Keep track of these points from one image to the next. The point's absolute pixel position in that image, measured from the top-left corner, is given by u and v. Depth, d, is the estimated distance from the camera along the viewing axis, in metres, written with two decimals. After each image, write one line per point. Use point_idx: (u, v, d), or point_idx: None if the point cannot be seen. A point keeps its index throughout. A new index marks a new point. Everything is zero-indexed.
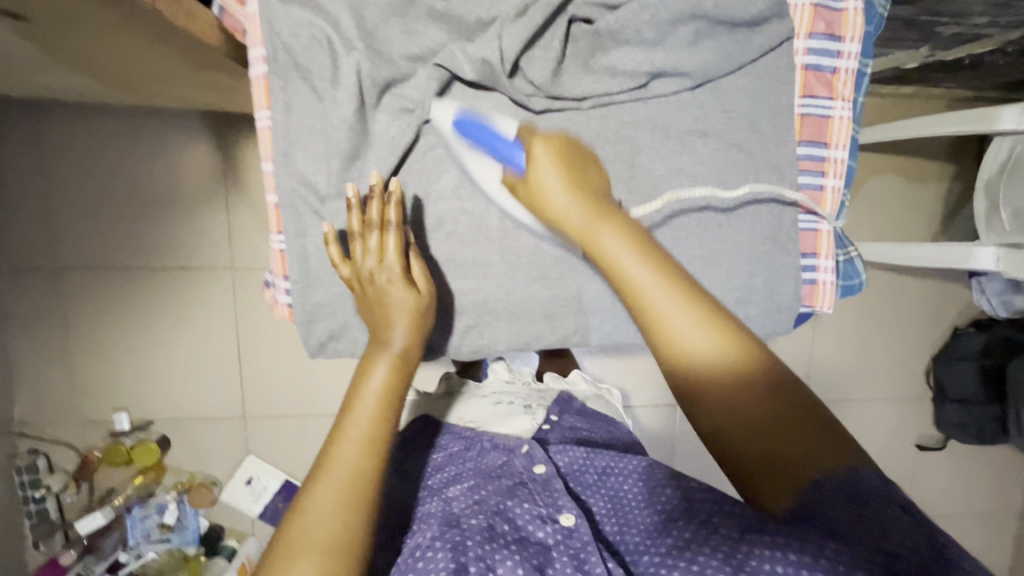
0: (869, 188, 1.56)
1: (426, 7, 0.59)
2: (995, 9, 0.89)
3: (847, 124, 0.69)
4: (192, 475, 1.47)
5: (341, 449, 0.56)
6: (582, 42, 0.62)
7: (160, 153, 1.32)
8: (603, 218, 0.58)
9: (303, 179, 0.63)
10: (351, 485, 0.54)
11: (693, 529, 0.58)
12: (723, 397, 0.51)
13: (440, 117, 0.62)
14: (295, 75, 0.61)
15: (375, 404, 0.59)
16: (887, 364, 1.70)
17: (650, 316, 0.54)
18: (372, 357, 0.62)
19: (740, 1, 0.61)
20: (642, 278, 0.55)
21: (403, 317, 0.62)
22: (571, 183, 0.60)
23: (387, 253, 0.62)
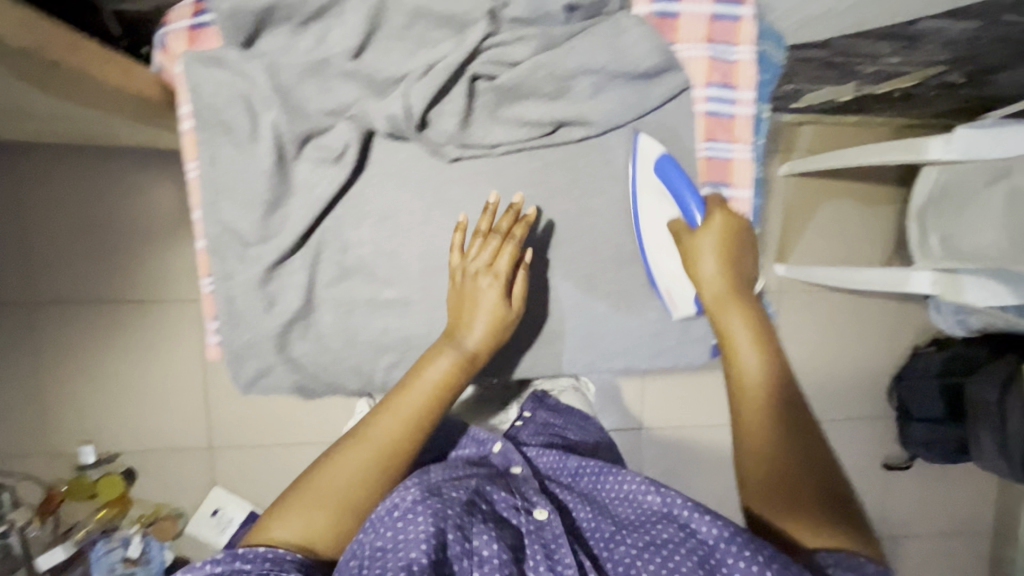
0: (822, 213, 1.61)
1: (340, 67, 0.63)
2: (904, 51, 0.94)
3: (749, 165, 0.73)
4: (158, 506, 1.47)
5: (382, 422, 0.61)
6: (486, 97, 0.66)
7: (131, 189, 1.36)
8: (734, 294, 0.65)
9: (229, 226, 0.67)
10: (384, 456, 0.60)
11: (671, 531, 0.56)
12: (744, 432, 0.60)
13: (645, 152, 0.69)
14: (220, 131, 0.65)
15: (426, 394, 0.63)
16: (852, 383, 1.71)
17: (738, 365, 0.63)
18: (442, 348, 0.66)
19: (634, 56, 0.65)
20: (749, 349, 0.63)
21: (483, 320, 0.66)
22: (726, 263, 0.66)
23: (496, 263, 0.66)
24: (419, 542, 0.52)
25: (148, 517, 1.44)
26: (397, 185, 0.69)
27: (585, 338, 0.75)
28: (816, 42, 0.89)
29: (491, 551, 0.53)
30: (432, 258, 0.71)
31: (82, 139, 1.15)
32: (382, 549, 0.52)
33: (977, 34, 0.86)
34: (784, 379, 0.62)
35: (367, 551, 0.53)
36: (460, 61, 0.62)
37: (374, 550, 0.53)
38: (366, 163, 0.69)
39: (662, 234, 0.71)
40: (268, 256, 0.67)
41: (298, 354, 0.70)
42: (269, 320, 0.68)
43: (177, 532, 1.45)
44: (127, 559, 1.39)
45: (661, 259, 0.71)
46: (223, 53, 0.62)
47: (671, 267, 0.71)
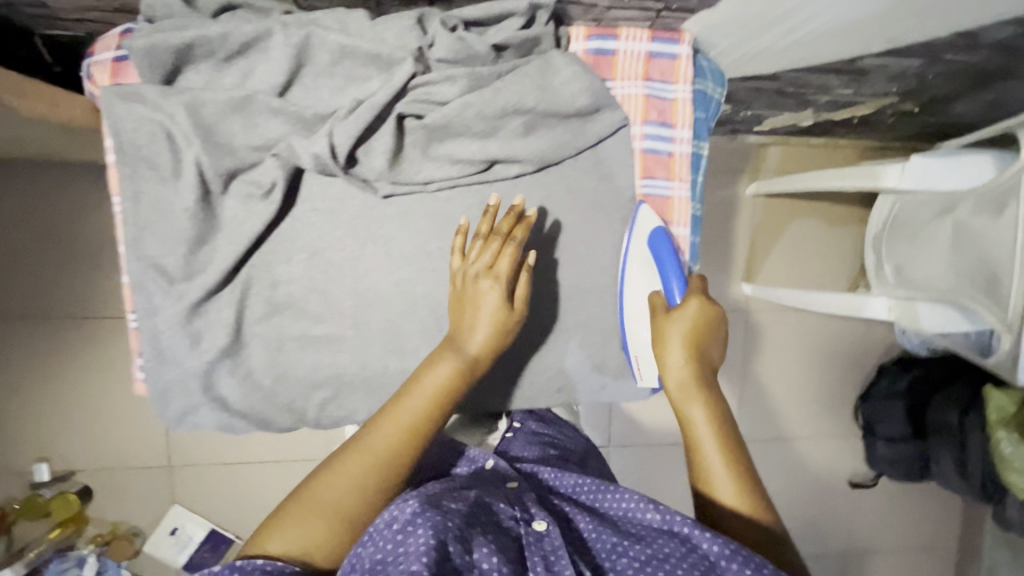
0: (790, 232, 1.61)
1: (265, 103, 0.62)
2: (854, 83, 0.94)
3: (687, 203, 0.73)
4: (114, 525, 1.42)
5: (382, 428, 0.57)
6: (416, 135, 0.65)
7: (83, 204, 1.32)
8: (693, 385, 0.59)
9: (154, 262, 0.65)
10: (380, 464, 0.56)
11: (672, 544, 0.52)
12: (695, 436, 0.58)
13: (643, 219, 0.71)
14: (142, 166, 0.63)
15: (430, 400, 0.59)
16: (821, 402, 1.72)
17: (701, 454, 0.57)
18: (443, 352, 0.63)
19: (566, 96, 0.65)
20: (712, 444, 0.57)
21: (486, 323, 0.63)
22: (694, 364, 0.60)
23: (497, 264, 0.64)
24: (418, 555, 0.46)
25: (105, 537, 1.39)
26: (327, 221, 0.68)
27: (524, 373, 0.75)
28: (763, 74, 0.89)
29: (491, 564, 0.48)
30: (364, 295, 0.70)
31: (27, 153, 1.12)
32: (381, 562, 0.47)
33: (922, 70, 0.86)
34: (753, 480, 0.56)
35: (365, 565, 0.47)
36: (385, 100, 0.61)
37: (373, 563, 0.47)
38: (295, 199, 0.68)
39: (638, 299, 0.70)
40: (192, 293, 0.65)
41: (225, 392, 0.69)
42: (193, 358, 0.67)
43: (135, 551, 1.40)
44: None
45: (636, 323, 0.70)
46: (142, 89, 0.60)
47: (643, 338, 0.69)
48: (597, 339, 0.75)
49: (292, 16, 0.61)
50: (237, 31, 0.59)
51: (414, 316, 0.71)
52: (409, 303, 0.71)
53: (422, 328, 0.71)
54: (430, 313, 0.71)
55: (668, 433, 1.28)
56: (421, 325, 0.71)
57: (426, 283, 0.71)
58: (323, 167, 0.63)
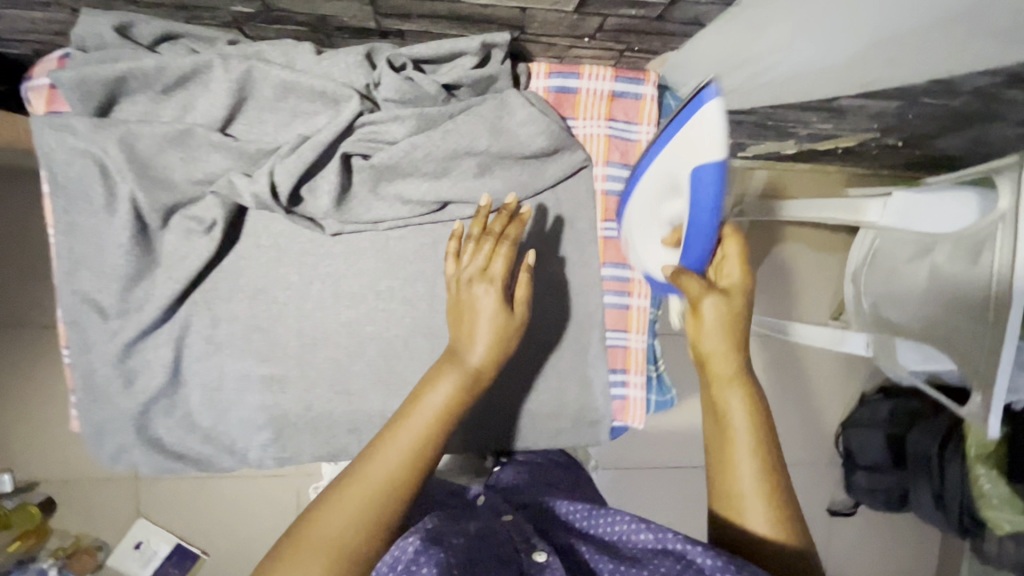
0: (776, 256, 1.59)
1: (205, 137, 0.59)
2: (833, 119, 0.91)
3: None
4: (78, 538, 1.17)
5: (382, 453, 0.47)
6: (363, 175, 0.62)
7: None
8: (734, 373, 0.53)
9: (88, 297, 0.62)
10: (381, 501, 0.45)
11: (666, 563, 0.45)
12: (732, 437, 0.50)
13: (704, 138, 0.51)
14: (75, 197, 0.60)
15: (435, 418, 0.50)
16: (809, 430, 1.65)
17: (732, 439, 0.50)
18: (443, 365, 0.54)
19: (520, 139, 0.63)
20: (746, 431, 0.50)
21: (487, 331, 0.55)
22: (726, 331, 0.54)
23: (493, 267, 0.58)
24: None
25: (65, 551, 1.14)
26: (272, 258, 0.65)
27: (478, 421, 0.71)
28: (738, 110, 0.87)
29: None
30: (310, 334, 0.67)
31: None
32: None
33: (902, 110, 0.84)
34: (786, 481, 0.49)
35: None
36: (330, 138, 0.59)
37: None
38: (239, 235, 0.65)
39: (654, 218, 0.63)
40: (126, 332, 0.63)
41: (160, 432, 0.66)
42: (126, 399, 0.64)
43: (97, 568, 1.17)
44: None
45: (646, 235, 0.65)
46: (73, 121, 0.58)
47: (639, 249, 0.67)
48: (553, 386, 0.72)
49: (236, 48, 0.59)
50: (172, 64, 0.56)
51: (362, 358, 0.69)
52: (358, 343, 0.68)
53: (370, 369, 0.69)
54: (379, 353, 0.69)
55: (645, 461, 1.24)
56: (369, 367, 0.69)
57: (375, 323, 0.68)
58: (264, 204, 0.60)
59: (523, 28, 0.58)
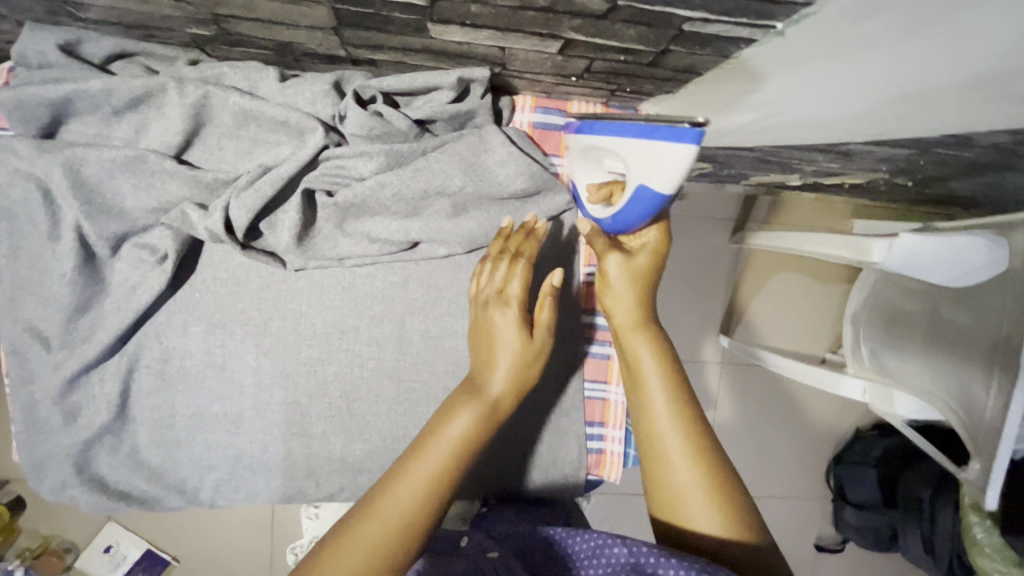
0: (775, 285, 1.54)
1: (157, 164, 0.55)
2: (839, 159, 0.86)
3: None
4: (47, 538, 1.12)
5: (397, 490, 0.43)
6: (327, 212, 0.58)
7: None
8: (641, 322, 0.55)
9: (31, 325, 0.59)
10: (393, 543, 0.41)
11: None
12: (649, 414, 0.51)
13: (655, 176, 0.44)
14: (16, 221, 0.56)
15: (452, 455, 0.45)
16: (800, 464, 1.61)
17: (640, 385, 0.53)
18: (461, 397, 0.49)
19: (499, 179, 0.59)
20: (651, 374, 0.53)
21: (510, 360, 0.50)
22: (638, 286, 0.56)
23: (510, 288, 0.54)
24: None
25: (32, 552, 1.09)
26: (230, 291, 0.61)
27: None
28: (740, 146, 0.82)
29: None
30: (268, 373, 0.63)
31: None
32: None
33: (913, 156, 0.79)
34: (695, 419, 0.51)
35: None
36: (292, 172, 0.55)
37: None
38: (194, 266, 0.61)
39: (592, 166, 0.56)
40: (70, 365, 0.59)
41: (105, 469, 0.63)
42: (68, 435, 0.61)
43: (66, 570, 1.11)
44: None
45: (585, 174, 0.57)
46: (14, 142, 0.54)
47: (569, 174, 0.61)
48: (524, 440, 0.67)
49: (195, 69, 0.54)
50: (123, 87, 0.52)
51: (322, 401, 0.65)
52: (319, 383, 0.64)
53: (330, 412, 0.65)
54: (341, 396, 0.65)
55: (628, 493, 1.21)
56: (330, 410, 0.65)
57: (338, 363, 0.64)
58: (220, 238, 0.56)
59: (505, 64, 0.53)
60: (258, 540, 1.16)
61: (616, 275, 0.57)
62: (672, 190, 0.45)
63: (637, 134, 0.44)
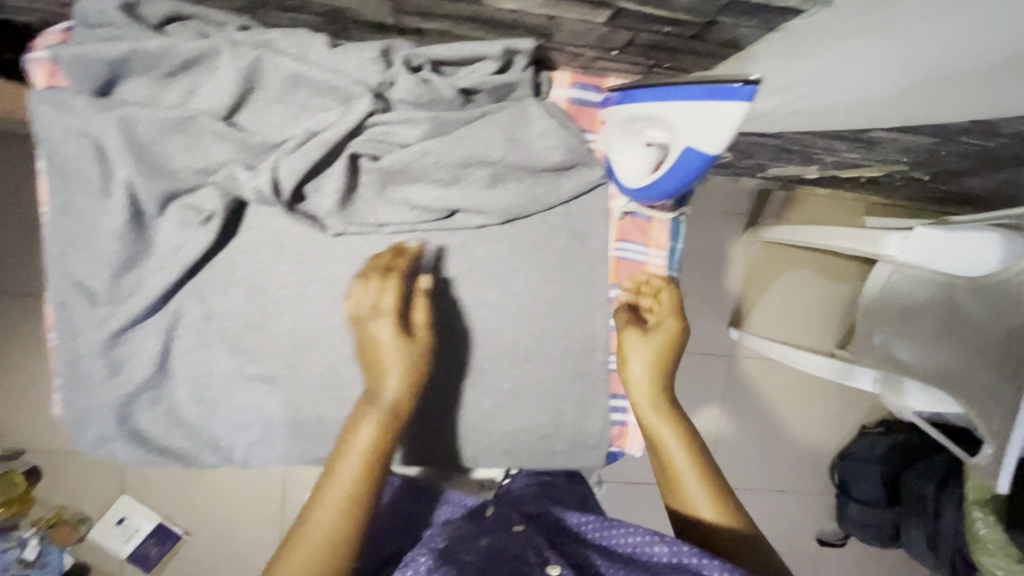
0: (785, 280, 1.55)
1: (209, 126, 0.57)
2: (861, 149, 0.88)
3: (662, 272, 0.69)
4: (60, 508, 1.14)
5: (319, 514, 0.48)
6: (370, 177, 0.60)
7: None
8: (658, 393, 0.61)
9: (78, 281, 0.61)
10: (328, 559, 0.47)
11: None
12: (674, 470, 0.57)
13: (707, 135, 0.45)
14: (71, 178, 0.58)
15: (360, 466, 0.50)
16: (805, 458, 1.62)
17: (663, 448, 0.59)
18: (360, 411, 0.53)
19: (539, 152, 0.60)
20: (671, 437, 0.59)
21: (397, 367, 0.53)
22: (657, 358, 0.62)
23: (382, 301, 0.55)
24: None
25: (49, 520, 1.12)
26: (272, 254, 0.63)
27: (469, 433, 0.70)
28: (764, 133, 0.83)
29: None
30: (303, 335, 0.65)
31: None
32: None
33: (937, 146, 0.80)
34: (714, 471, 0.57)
35: None
36: (338, 139, 0.56)
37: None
38: (237, 228, 0.63)
39: (632, 137, 0.57)
40: (115, 319, 0.61)
41: (144, 424, 0.65)
42: (111, 387, 0.63)
43: (80, 539, 1.14)
44: (23, 560, 1.06)
45: (624, 145, 0.59)
46: (71, 99, 0.55)
47: (607, 146, 0.62)
48: (550, 407, 0.70)
49: (246, 34, 0.56)
50: (179, 47, 0.54)
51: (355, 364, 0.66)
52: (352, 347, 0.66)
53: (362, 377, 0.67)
54: None
55: (637, 478, 1.23)
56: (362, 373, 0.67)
57: None
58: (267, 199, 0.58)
59: (549, 36, 0.55)
60: (267, 517, 1.19)
61: (635, 350, 0.63)
62: (717, 150, 0.46)
63: (682, 96, 0.47)
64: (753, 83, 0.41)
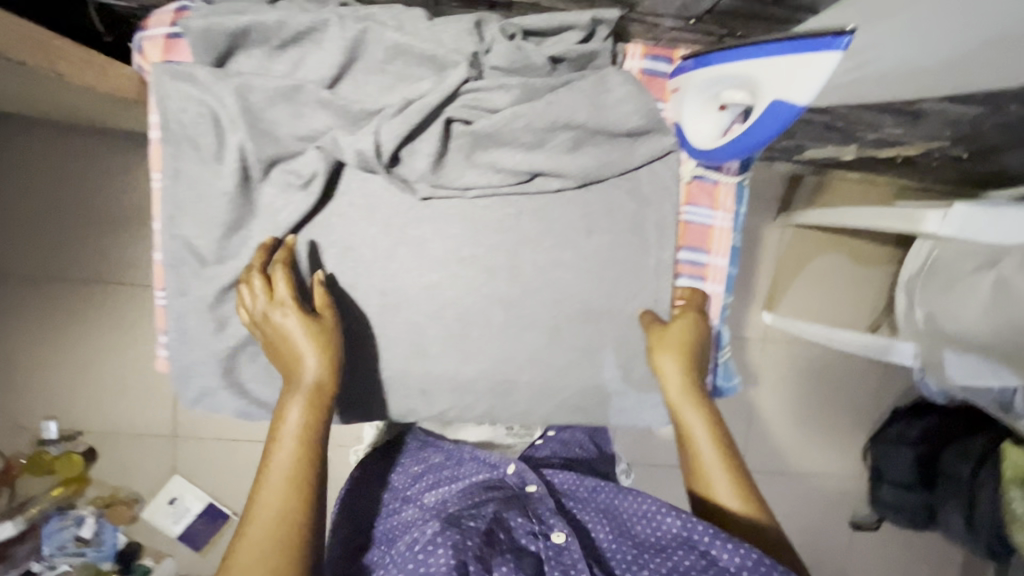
0: (815, 265, 1.57)
1: (314, 94, 0.61)
2: (906, 123, 0.91)
3: (727, 234, 0.73)
4: (115, 490, 1.28)
5: (265, 497, 0.55)
6: (461, 141, 0.64)
7: (112, 173, 1.23)
8: (688, 392, 0.69)
9: (188, 242, 0.65)
10: (279, 531, 0.53)
11: (691, 558, 0.59)
12: (701, 460, 0.66)
13: (799, 86, 0.49)
14: (185, 145, 0.63)
15: (296, 444, 0.58)
16: (837, 440, 1.63)
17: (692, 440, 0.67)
18: (287, 398, 0.60)
19: (619, 117, 0.64)
20: (702, 430, 0.67)
21: (309, 346, 0.61)
22: (685, 361, 0.69)
23: (278, 292, 0.62)
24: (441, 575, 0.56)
25: (104, 500, 1.27)
26: (364, 217, 0.67)
27: (543, 389, 0.73)
28: (814, 107, 0.87)
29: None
30: (391, 295, 0.69)
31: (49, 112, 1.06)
32: None
33: (984, 116, 0.83)
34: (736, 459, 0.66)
35: None
36: (436, 104, 0.61)
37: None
38: (333, 193, 0.67)
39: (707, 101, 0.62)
40: (222, 277, 0.65)
41: (243, 378, 0.69)
42: (216, 342, 0.67)
43: (133, 518, 1.28)
44: (80, 538, 1.22)
45: (698, 110, 0.63)
46: (193, 69, 0.60)
47: (679, 113, 0.66)
48: (621, 364, 0.74)
49: (350, 10, 0.61)
50: (292, 20, 0.59)
51: (439, 322, 0.70)
52: (435, 305, 0.70)
53: (445, 335, 0.71)
54: (456, 318, 0.70)
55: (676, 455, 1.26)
56: (445, 331, 0.71)
57: (454, 289, 0.70)
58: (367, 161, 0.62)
59: (634, 5, 0.63)
60: None
61: (665, 357, 0.70)
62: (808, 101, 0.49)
63: (777, 52, 0.51)
64: (848, 33, 0.46)
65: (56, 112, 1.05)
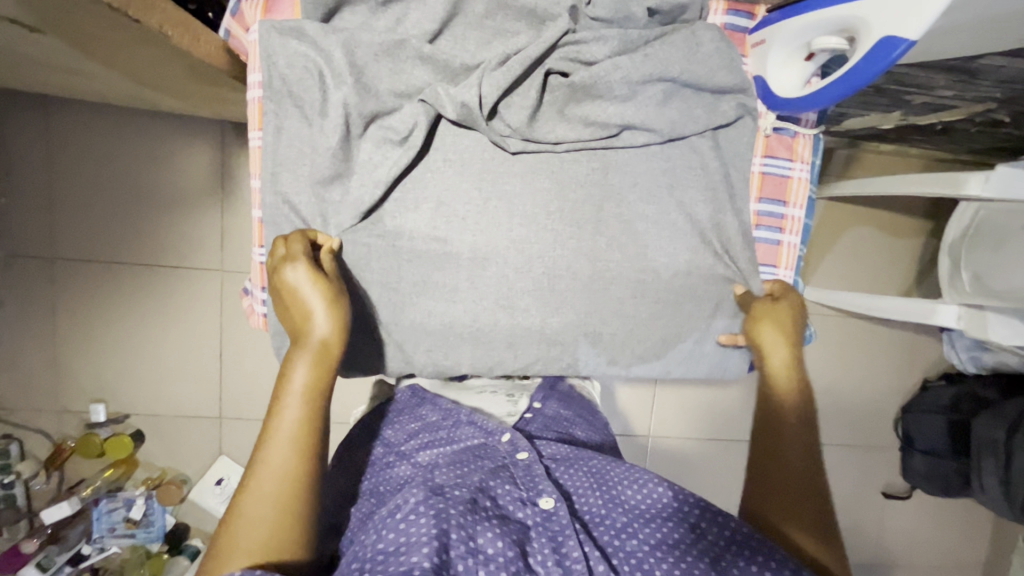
0: (848, 239, 1.55)
1: (415, 50, 0.63)
2: (959, 84, 0.93)
3: (804, 185, 0.76)
4: (163, 471, 1.28)
5: (267, 456, 0.54)
6: (558, 93, 0.67)
7: (161, 155, 1.17)
8: (789, 376, 0.69)
9: (288, 199, 0.67)
10: (281, 489, 0.53)
11: (681, 531, 0.59)
12: (779, 456, 0.64)
13: (907, 21, 0.51)
14: (289, 102, 0.65)
15: (302, 404, 0.57)
16: (879, 419, 1.56)
17: (780, 435, 0.65)
18: (293, 356, 0.59)
19: (706, 71, 0.67)
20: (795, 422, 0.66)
21: (318, 303, 0.60)
22: (791, 345, 0.70)
23: (292, 251, 0.62)
24: (421, 546, 0.52)
25: (154, 480, 1.25)
26: (456, 172, 0.69)
27: (626, 339, 0.75)
28: None
29: (496, 548, 0.55)
30: (482, 248, 0.70)
31: (96, 93, 1.02)
32: (384, 551, 0.53)
33: None
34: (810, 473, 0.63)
35: (369, 553, 0.54)
36: (537, 57, 0.64)
37: (377, 552, 0.53)
38: (428, 148, 0.69)
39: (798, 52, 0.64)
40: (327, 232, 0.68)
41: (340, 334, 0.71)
42: None
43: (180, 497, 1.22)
44: (130, 519, 1.19)
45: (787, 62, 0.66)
46: (303, 25, 0.63)
47: (764, 67, 0.68)
48: (701, 313, 0.76)
49: None
50: None
51: (527, 275, 0.72)
52: (524, 259, 0.71)
53: (533, 287, 0.72)
54: (543, 271, 0.72)
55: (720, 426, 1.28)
56: (533, 283, 0.72)
57: (542, 243, 0.71)
58: (465, 112, 0.64)
59: None
60: None
61: (769, 334, 0.71)
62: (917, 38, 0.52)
63: None
64: None
65: (112, 96, 1.02)
